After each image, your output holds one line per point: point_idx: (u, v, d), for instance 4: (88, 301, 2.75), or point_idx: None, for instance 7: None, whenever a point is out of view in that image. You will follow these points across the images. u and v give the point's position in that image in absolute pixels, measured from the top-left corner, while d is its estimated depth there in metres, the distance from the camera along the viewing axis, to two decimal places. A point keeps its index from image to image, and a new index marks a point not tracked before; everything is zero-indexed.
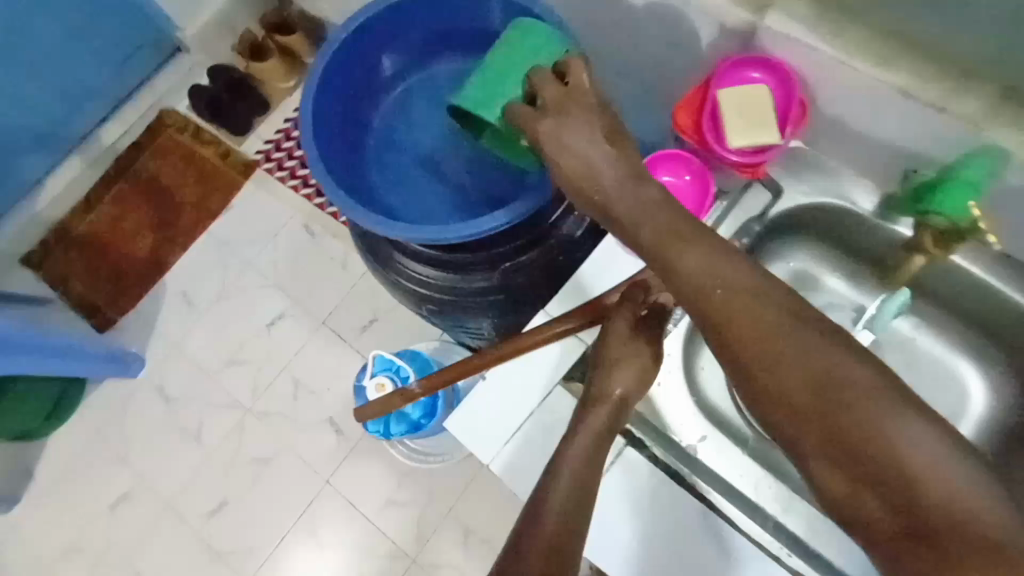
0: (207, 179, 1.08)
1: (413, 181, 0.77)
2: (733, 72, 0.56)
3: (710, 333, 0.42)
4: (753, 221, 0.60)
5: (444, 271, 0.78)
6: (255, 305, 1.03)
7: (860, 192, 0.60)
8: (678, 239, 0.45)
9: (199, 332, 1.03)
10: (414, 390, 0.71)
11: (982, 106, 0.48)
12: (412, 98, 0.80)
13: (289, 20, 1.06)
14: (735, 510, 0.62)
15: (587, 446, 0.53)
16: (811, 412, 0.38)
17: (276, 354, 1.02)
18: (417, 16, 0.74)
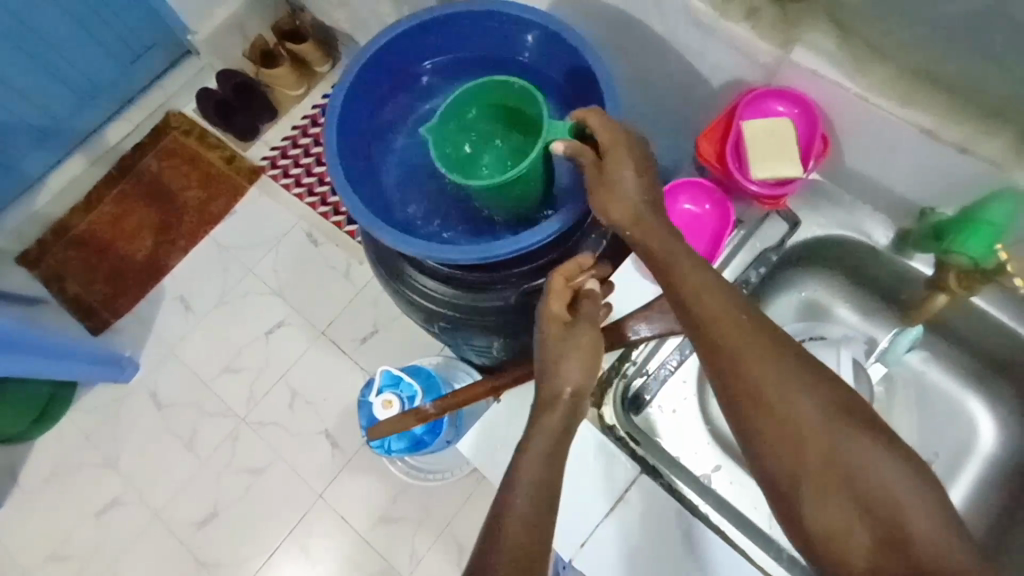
0: (245, 187, 1.16)
1: (434, 195, 0.74)
2: (758, 104, 0.60)
3: (726, 365, 0.43)
4: (770, 250, 0.62)
5: (455, 288, 0.72)
6: (258, 314, 1.11)
7: (875, 225, 0.62)
8: (703, 275, 0.46)
9: (225, 332, 1.11)
10: (427, 409, 0.69)
11: (1006, 145, 0.50)
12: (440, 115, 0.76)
13: (301, 29, 1.15)
14: (748, 542, 0.55)
15: (547, 448, 0.47)
16: (816, 451, 0.41)
17: (275, 363, 1.09)
18: (451, 32, 0.70)
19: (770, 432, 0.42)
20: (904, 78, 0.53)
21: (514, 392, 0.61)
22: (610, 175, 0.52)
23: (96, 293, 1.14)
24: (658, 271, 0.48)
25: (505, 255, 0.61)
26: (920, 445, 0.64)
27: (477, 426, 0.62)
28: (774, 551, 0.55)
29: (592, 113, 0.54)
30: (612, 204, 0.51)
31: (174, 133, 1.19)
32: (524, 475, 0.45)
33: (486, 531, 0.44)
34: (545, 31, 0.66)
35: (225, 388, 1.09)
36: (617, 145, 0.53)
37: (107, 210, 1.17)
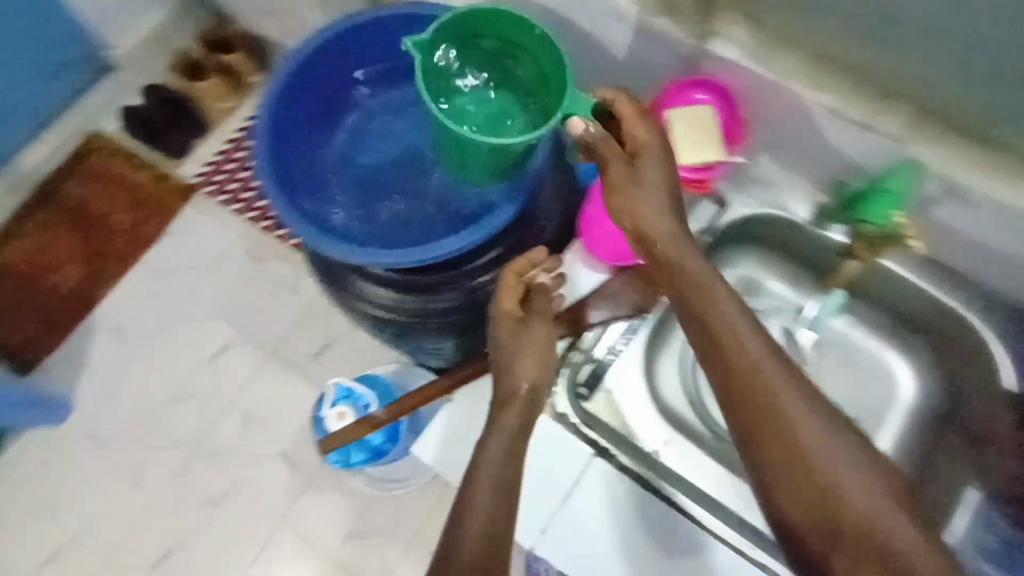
0: (179, 207, 1.11)
1: (376, 202, 0.74)
2: (680, 93, 0.61)
3: (745, 398, 0.47)
4: (703, 232, 0.64)
5: (404, 294, 0.72)
6: (202, 338, 1.07)
7: (795, 201, 0.66)
8: (724, 308, 0.49)
9: (168, 361, 1.06)
10: (380, 416, 0.74)
11: (900, 122, 0.56)
12: (375, 121, 0.76)
13: (230, 40, 1.12)
14: (702, 510, 0.57)
15: (505, 443, 0.49)
16: (822, 487, 0.44)
17: (224, 388, 1.05)
18: (378, 36, 0.70)
19: (782, 464, 0.45)
20: (804, 68, 0.58)
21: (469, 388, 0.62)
22: (636, 171, 0.53)
23: (21, 330, 1.07)
24: (680, 301, 0.51)
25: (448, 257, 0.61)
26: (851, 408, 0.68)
27: (433, 427, 0.61)
28: (725, 515, 0.57)
29: (627, 99, 0.54)
30: (634, 205, 0.52)
31: (97, 154, 1.13)
32: (486, 470, 0.47)
33: (448, 530, 0.45)
34: None
35: (172, 419, 1.04)
36: (649, 143, 0.53)
37: (28, 240, 1.10)
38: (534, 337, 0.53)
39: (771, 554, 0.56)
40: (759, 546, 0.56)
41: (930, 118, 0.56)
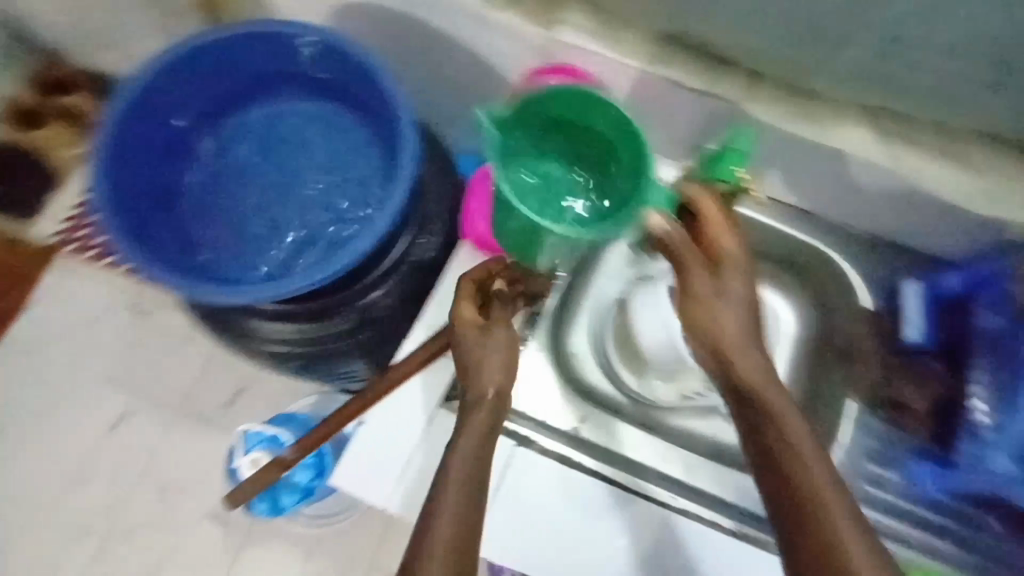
0: (39, 273, 1.01)
1: (236, 234, 0.76)
2: (538, 82, 0.63)
3: (756, 406, 0.47)
4: None
5: (303, 323, 0.73)
6: (94, 411, 0.97)
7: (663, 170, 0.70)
8: (732, 324, 0.49)
9: (61, 445, 0.97)
10: (287, 455, 0.67)
11: (735, 87, 0.60)
12: (227, 151, 0.79)
13: (68, 79, 1.01)
14: (624, 475, 0.61)
15: (473, 448, 0.49)
16: (805, 498, 0.43)
17: (129, 461, 0.96)
18: (213, 65, 0.71)
19: (773, 474, 0.45)
20: (649, 46, 0.60)
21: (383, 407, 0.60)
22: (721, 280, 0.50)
23: None
24: (702, 334, 0.51)
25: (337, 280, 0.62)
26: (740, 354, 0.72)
27: (348, 452, 0.58)
28: (646, 474, 0.61)
29: (716, 203, 0.53)
30: (713, 322, 0.50)
31: None
32: (456, 476, 0.46)
33: (412, 546, 0.44)
34: (313, 48, 0.69)
35: (77, 508, 0.95)
36: (737, 259, 0.51)
37: None
38: (495, 351, 0.54)
39: (689, 499, 0.61)
40: (678, 494, 0.61)
41: (759, 79, 0.60)
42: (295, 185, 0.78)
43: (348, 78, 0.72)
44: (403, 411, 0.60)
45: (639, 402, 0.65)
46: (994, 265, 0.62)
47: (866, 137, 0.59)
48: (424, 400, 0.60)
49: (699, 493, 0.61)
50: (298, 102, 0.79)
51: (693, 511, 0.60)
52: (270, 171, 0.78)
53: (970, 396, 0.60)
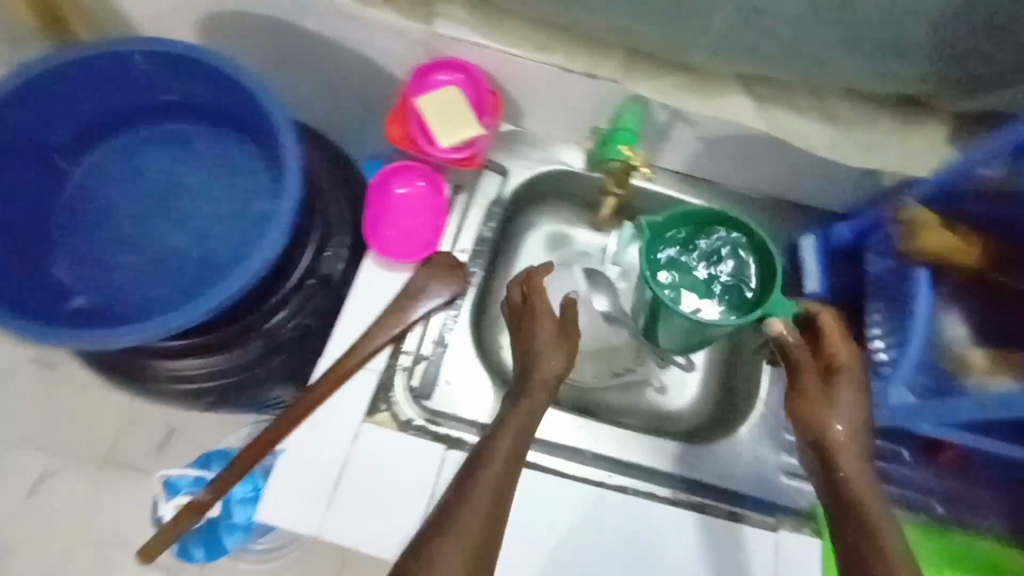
0: None
1: (87, 262, 0.97)
2: (424, 81, 0.84)
3: (825, 401, 0.73)
4: (493, 204, 0.92)
5: (203, 358, 0.93)
6: (18, 475, 1.16)
7: (569, 153, 0.95)
8: (851, 356, 0.75)
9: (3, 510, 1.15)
10: (207, 497, 0.88)
11: (620, 61, 0.79)
12: (93, 177, 1.01)
13: None
14: (548, 457, 0.85)
15: (512, 432, 0.71)
16: (846, 449, 0.70)
17: (64, 510, 1.15)
18: (65, 95, 0.92)
19: (816, 437, 0.72)
20: (564, 57, 0.79)
21: (314, 435, 0.79)
22: (553, 325, 0.80)
23: None
24: (826, 360, 0.76)
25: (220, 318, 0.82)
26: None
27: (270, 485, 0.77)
28: (582, 456, 0.86)
29: (786, 299, 0.74)
30: (540, 361, 0.78)
31: None
32: (496, 455, 0.68)
33: (433, 528, 0.61)
34: (155, 59, 0.90)
35: (56, 527, 1.14)
36: (575, 305, 0.84)
37: None
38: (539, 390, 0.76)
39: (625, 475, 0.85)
40: (607, 469, 0.85)
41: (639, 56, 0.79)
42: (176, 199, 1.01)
43: (212, 83, 0.93)
44: (320, 440, 0.79)
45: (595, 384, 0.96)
46: (877, 214, 0.83)
47: (745, 101, 0.79)
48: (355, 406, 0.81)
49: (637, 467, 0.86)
50: (165, 119, 1.03)
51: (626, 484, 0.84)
52: (150, 190, 1.01)
53: (876, 344, 0.79)
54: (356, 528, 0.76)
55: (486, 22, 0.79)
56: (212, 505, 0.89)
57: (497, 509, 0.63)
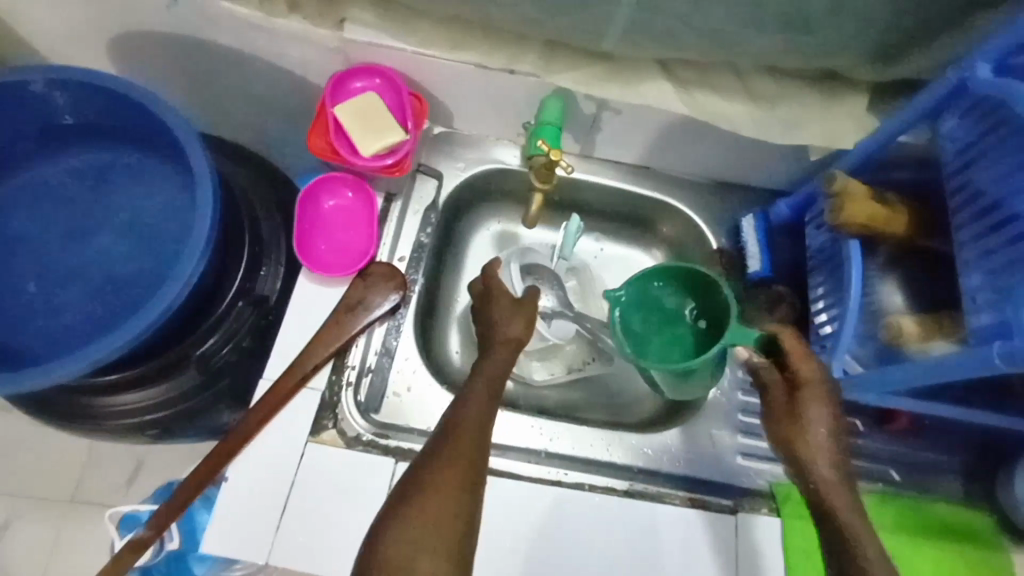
0: None
1: (70, 230, 0.76)
2: None
3: (787, 438, 0.63)
4: (645, 200, 0.86)
5: (150, 389, 0.74)
6: (35, 433, 1.17)
7: (745, 177, 0.85)
8: (814, 367, 0.63)
9: (64, 461, 1.16)
10: (144, 534, 0.71)
11: (826, 86, 0.68)
12: (21, 198, 0.76)
13: None
14: (600, 471, 0.74)
15: (476, 413, 0.63)
16: (821, 499, 0.60)
17: (78, 457, 1.16)
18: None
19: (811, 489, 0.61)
20: (781, 133, 0.69)
21: (382, 385, 0.75)
22: (799, 412, 0.63)
23: None
24: (801, 375, 0.64)
25: (284, 286, 0.79)
26: (727, 426, 0.78)
27: (218, 507, 0.65)
28: (631, 473, 0.74)
29: (913, 320, 0.62)
30: (801, 436, 0.62)
31: None
32: (451, 461, 0.59)
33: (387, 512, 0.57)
34: (75, 87, 0.69)
35: (51, 505, 1.14)
36: (813, 381, 0.63)
37: None
38: (501, 350, 0.69)
39: (687, 489, 0.74)
40: (656, 486, 0.74)
41: (845, 81, 0.68)
42: (106, 215, 0.77)
43: (128, 120, 0.73)
44: (279, 444, 0.68)
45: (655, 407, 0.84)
46: (812, 189, 0.75)
47: (852, 123, 0.69)
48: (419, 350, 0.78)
49: (704, 483, 0.75)
50: (116, 143, 0.78)
51: (675, 497, 0.73)
52: (84, 197, 0.77)
53: (819, 310, 0.74)
54: (330, 549, 0.65)
55: (696, 76, 0.69)
56: (153, 542, 0.72)
57: (474, 466, 0.59)
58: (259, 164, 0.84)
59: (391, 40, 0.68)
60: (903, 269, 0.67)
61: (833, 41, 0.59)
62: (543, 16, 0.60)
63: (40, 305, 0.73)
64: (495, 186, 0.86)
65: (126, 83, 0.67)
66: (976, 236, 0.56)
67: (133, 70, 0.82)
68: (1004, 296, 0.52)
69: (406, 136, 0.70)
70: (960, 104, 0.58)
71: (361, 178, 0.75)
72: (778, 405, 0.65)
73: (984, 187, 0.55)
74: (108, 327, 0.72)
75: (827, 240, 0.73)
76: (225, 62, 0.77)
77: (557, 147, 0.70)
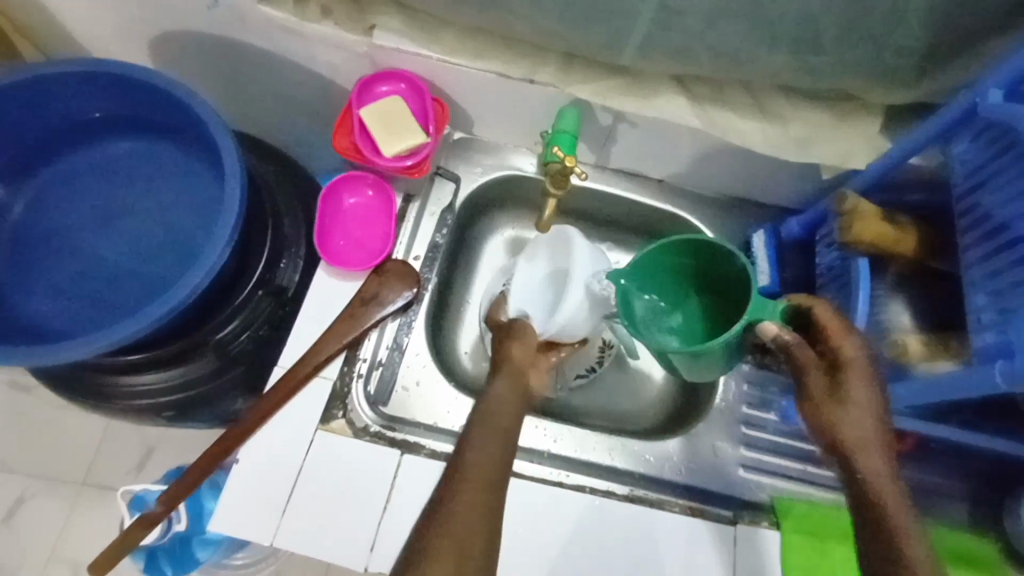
0: None
1: (100, 215, 0.79)
2: None
3: (828, 425, 0.57)
4: (657, 211, 0.88)
5: (169, 372, 0.77)
6: (53, 414, 1.20)
7: (756, 195, 0.86)
8: (858, 349, 0.59)
9: (80, 441, 1.19)
10: (153, 511, 0.74)
11: (840, 106, 0.70)
12: (56, 184, 0.80)
13: None
14: (602, 475, 0.75)
15: (492, 451, 0.64)
16: (873, 503, 0.54)
17: (93, 439, 1.20)
18: (37, 115, 0.74)
19: (858, 485, 0.55)
20: (795, 151, 0.70)
21: (387, 381, 0.77)
22: (842, 392, 0.57)
23: None
24: (842, 355, 0.59)
25: (302, 279, 0.82)
26: (728, 438, 0.78)
27: (227, 492, 0.67)
28: (631, 478, 0.75)
29: (917, 339, 0.63)
30: (845, 418, 0.56)
31: None
32: (469, 497, 0.60)
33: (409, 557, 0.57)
34: (119, 79, 0.72)
35: (62, 486, 1.17)
36: (857, 359, 0.58)
37: None
38: (510, 405, 0.68)
39: (688, 497, 0.75)
40: (657, 493, 0.74)
41: (857, 102, 0.69)
42: (136, 203, 0.80)
43: (165, 113, 0.77)
44: (289, 431, 0.70)
45: (654, 419, 0.85)
46: (824, 207, 0.76)
47: (863, 144, 0.70)
48: (426, 349, 0.79)
49: (705, 492, 0.75)
50: (149, 135, 0.81)
51: (676, 505, 0.74)
52: (116, 185, 0.80)
53: None
54: (334, 537, 0.66)
55: (710, 92, 0.71)
56: (162, 520, 0.74)
57: (491, 502, 0.60)
58: (283, 161, 0.87)
59: (417, 47, 0.71)
60: (909, 288, 0.68)
61: (847, 63, 0.60)
62: (566, 28, 0.62)
63: (71, 286, 0.76)
64: (511, 192, 0.88)
65: (164, 78, 0.70)
66: (982, 257, 0.57)
67: (170, 66, 0.86)
68: (1005, 317, 0.52)
69: (426, 139, 0.73)
70: (970, 128, 0.59)
71: (382, 177, 0.78)
72: (816, 390, 0.59)
73: (991, 210, 0.56)
74: (134, 311, 0.75)
75: (836, 258, 0.73)
76: (257, 62, 0.80)
77: (573, 155, 0.72)
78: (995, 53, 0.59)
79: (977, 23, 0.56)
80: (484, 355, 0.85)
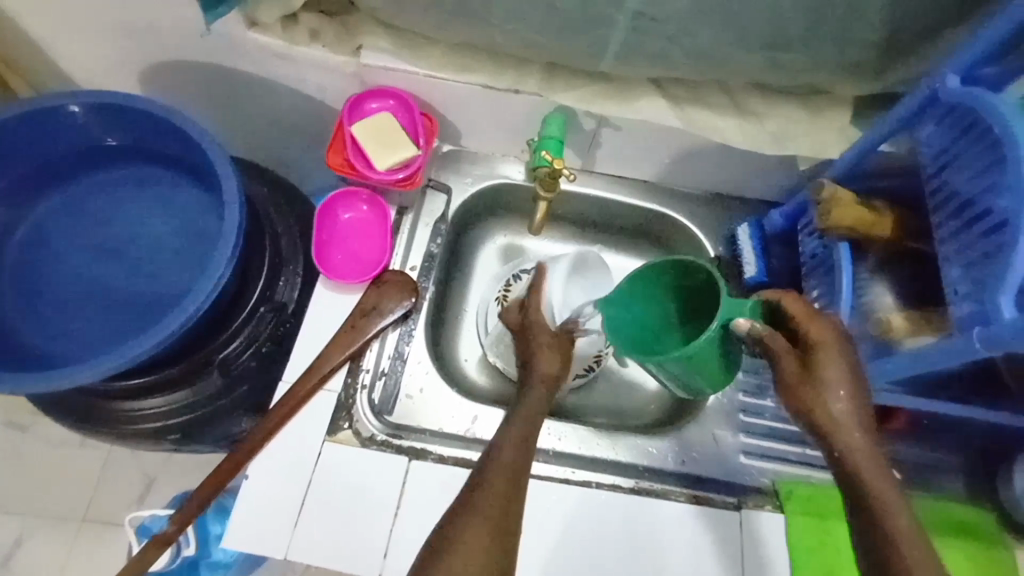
0: None
1: (98, 243, 0.80)
2: None
3: (806, 409, 0.58)
4: (645, 211, 0.90)
5: (174, 394, 0.78)
6: (49, 451, 1.19)
7: (738, 190, 0.89)
8: (826, 331, 0.60)
9: (78, 477, 1.18)
10: (167, 530, 0.75)
11: (811, 100, 0.73)
12: (52, 216, 0.81)
13: None
14: (607, 470, 0.76)
15: (514, 451, 0.63)
16: (855, 480, 0.56)
17: (90, 472, 1.18)
18: (35, 146, 0.76)
19: (838, 464, 0.57)
20: (771, 145, 0.73)
21: (389, 391, 0.78)
22: (816, 376, 0.58)
23: None
24: (811, 340, 0.59)
25: (301, 295, 0.83)
26: (728, 427, 0.80)
27: (238, 508, 0.67)
28: (636, 471, 0.77)
29: (900, 316, 0.66)
30: (821, 401, 0.58)
31: None
32: (494, 488, 0.60)
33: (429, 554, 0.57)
34: (118, 110, 0.74)
35: (60, 524, 1.16)
36: (826, 340, 0.59)
37: None
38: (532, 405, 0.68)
39: (692, 485, 0.76)
40: (662, 483, 0.76)
41: (826, 96, 0.73)
42: (134, 231, 0.81)
43: (160, 140, 0.79)
44: (295, 443, 0.70)
45: (651, 411, 0.87)
46: (802, 198, 0.79)
47: (835, 135, 0.73)
48: (425, 356, 0.81)
49: (708, 480, 0.77)
50: (144, 163, 0.83)
51: (680, 495, 0.75)
52: (112, 213, 0.82)
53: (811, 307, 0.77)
54: (346, 546, 0.67)
55: (687, 94, 0.74)
56: (177, 538, 0.76)
57: (514, 497, 0.60)
58: (276, 181, 0.89)
59: (404, 64, 0.73)
60: (889, 269, 0.70)
61: (813, 59, 0.64)
62: (545, 38, 0.65)
63: (72, 315, 0.77)
64: (502, 200, 0.91)
65: (160, 106, 0.72)
66: (953, 233, 0.60)
67: (163, 95, 0.88)
68: (979, 288, 0.55)
69: (417, 152, 0.75)
70: (934, 112, 0.62)
71: (375, 192, 0.79)
72: (792, 378, 0.59)
73: (959, 187, 0.59)
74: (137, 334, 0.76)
75: (818, 246, 0.76)
76: (247, 86, 0.82)
77: (561, 158, 0.75)
78: (950, 42, 0.63)
79: (933, 15, 0.59)
80: (483, 360, 0.87)
